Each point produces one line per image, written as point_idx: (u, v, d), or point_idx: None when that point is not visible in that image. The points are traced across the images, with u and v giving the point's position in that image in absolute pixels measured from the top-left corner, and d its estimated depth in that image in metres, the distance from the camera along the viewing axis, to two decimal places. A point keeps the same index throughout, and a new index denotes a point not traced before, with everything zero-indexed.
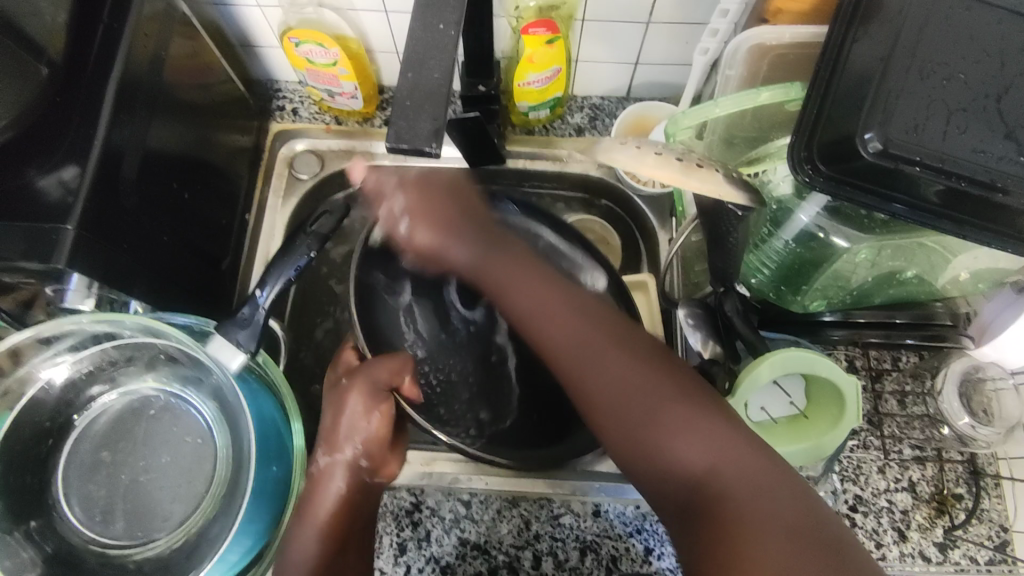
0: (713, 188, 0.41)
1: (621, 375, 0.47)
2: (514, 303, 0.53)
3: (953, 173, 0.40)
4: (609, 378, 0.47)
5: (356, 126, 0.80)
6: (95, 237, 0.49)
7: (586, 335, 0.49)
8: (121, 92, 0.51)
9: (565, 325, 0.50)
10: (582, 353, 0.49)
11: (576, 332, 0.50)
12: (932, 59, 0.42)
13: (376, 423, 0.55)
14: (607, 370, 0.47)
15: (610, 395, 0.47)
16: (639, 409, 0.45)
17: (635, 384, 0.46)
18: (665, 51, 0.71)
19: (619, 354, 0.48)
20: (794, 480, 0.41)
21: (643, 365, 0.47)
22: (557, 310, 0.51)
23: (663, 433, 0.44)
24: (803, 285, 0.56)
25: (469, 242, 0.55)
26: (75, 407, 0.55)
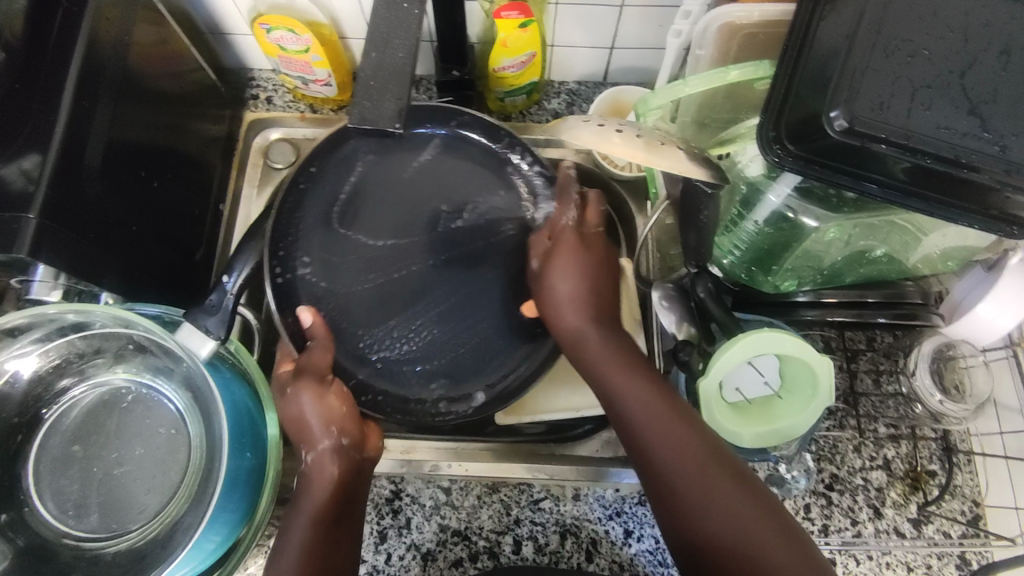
0: (677, 165, 0.40)
1: (726, 502, 0.46)
2: (592, 353, 0.55)
3: (919, 151, 0.41)
4: (720, 504, 0.46)
5: (331, 114, 0.79)
6: (59, 226, 0.48)
7: (660, 408, 0.50)
8: (84, 79, 0.50)
9: (644, 395, 0.51)
10: (686, 466, 0.47)
11: (681, 440, 0.48)
12: (897, 36, 0.42)
13: (335, 398, 0.53)
14: (711, 491, 0.46)
15: (715, 521, 0.45)
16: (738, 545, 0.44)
17: (743, 517, 0.45)
18: (640, 35, 0.70)
19: (689, 435, 0.49)
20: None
21: (706, 453, 0.48)
22: (659, 415, 0.50)
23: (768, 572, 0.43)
24: (774, 266, 0.56)
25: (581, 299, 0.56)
26: (44, 401, 0.54)
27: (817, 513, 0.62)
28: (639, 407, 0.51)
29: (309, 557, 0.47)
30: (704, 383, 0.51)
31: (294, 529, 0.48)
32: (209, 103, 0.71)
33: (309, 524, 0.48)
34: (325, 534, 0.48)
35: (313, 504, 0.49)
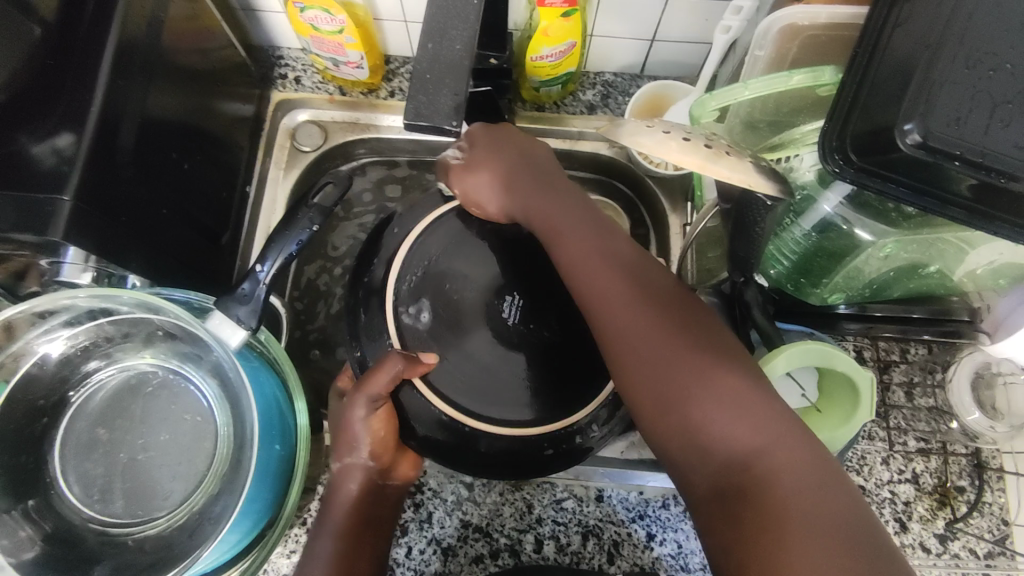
0: (741, 177, 0.38)
1: (672, 337, 0.44)
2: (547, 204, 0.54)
3: (992, 169, 0.39)
4: (669, 368, 0.43)
5: (361, 97, 0.77)
6: (92, 208, 0.47)
7: (623, 289, 0.47)
8: (120, 55, 0.49)
9: (600, 276, 0.48)
10: (630, 310, 0.46)
11: (634, 304, 0.46)
12: (980, 47, 0.39)
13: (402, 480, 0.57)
14: (664, 334, 0.44)
15: (664, 354, 0.43)
16: (700, 390, 0.41)
17: (692, 351, 0.43)
18: (683, 28, 0.68)
19: (631, 295, 0.46)
20: (813, 454, 0.38)
21: (660, 321, 0.45)
22: (589, 234, 0.51)
23: (707, 402, 0.41)
24: (823, 278, 0.54)
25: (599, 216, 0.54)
26: (70, 384, 0.53)
27: None
28: (589, 268, 0.49)
29: (336, 568, 0.52)
30: None
31: (321, 546, 0.52)
32: (238, 80, 0.70)
33: (333, 538, 0.52)
34: (356, 549, 0.53)
35: (343, 523, 0.53)
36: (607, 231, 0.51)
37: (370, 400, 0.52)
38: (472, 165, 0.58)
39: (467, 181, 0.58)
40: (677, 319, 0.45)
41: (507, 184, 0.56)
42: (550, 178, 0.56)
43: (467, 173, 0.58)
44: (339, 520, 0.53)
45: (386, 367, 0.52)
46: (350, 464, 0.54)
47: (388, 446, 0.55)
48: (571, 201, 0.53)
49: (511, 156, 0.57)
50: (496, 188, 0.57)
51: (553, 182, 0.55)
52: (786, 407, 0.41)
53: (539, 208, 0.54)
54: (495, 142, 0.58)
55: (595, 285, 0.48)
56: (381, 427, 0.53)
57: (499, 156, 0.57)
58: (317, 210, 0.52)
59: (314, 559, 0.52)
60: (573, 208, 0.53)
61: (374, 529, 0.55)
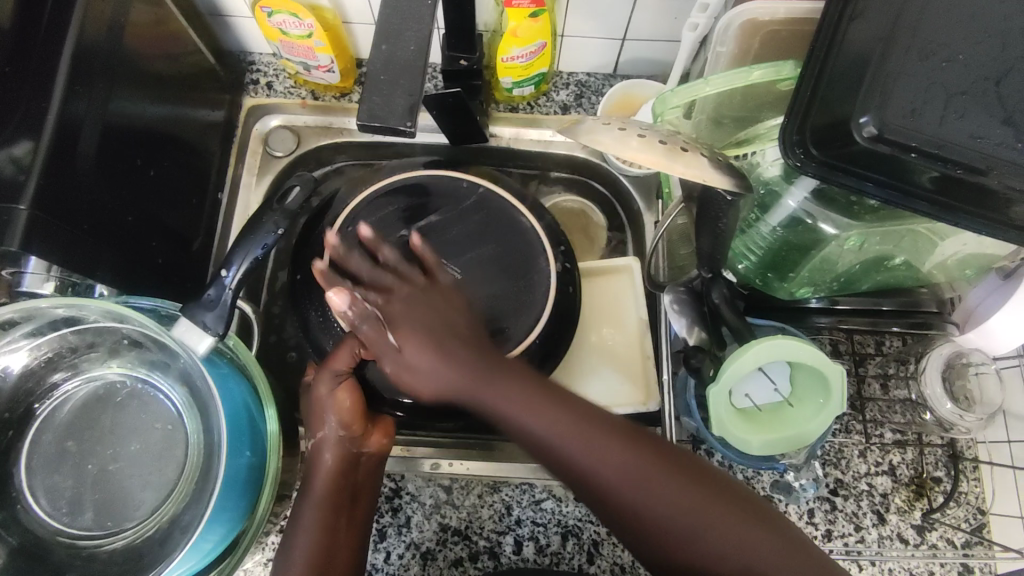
0: (697, 173, 0.39)
1: (671, 495, 0.45)
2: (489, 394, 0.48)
3: (949, 160, 0.39)
4: (641, 496, 0.46)
5: (333, 102, 0.76)
6: (52, 217, 0.46)
7: (571, 429, 0.47)
8: (78, 61, 0.48)
9: (551, 424, 0.47)
10: (590, 455, 0.46)
11: (589, 449, 0.46)
12: (932, 41, 0.40)
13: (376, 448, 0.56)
14: (661, 486, 0.46)
15: (672, 501, 0.45)
16: (674, 509, 0.45)
17: (693, 501, 0.45)
18: (653, 27, 0.68)
19: (574, 432, 0.47)
20: (775, 530, 0.45)
21: (615, 452, 0.46)
22: (504, 378, 0.49)
23: (685, 525, 0.45)
24: (790, 272, 0.54)
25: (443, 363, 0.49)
26: (36, 396, 0.53)
27: (821, 518, 0.62)
28: (555, 427, 0.47)
29: (315, 542, 0.52)
30: (715, 390, 0.50)
31: (304, 518, 0.53)
32: (207, 86, 0.69)
33: (315, 508, 0.53)
34: (334, 520, 0.53)
35: (322, 495, 0.53)
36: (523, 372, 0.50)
37: (336, 374, 0.54)
38: (400, 333, 0.49)
39: (411, 382, 0.50)
40: (630, 444, 0.47)
41: (447, 363, 0.49)
42: (443, 335, 0.49)
43: (403, 358, 0.49)
44: (314, 491, 0.54)
45: (347, 344, 0.55)
46: (322, 437, 0.55)
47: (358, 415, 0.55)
48: (491, 364, 0.49)
49: (428, 312, 0.50)
50: (430, 362, 0.49)
51: (444, 337, 0.49)
52: (743, 497, 0.46)
53: (429, 366, 0.49)
54: (410, 311, 0.50)
55: (583, 471, 0.46)
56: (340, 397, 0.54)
57: (414, 318, 0.49)
58: (283, 213, 0.52)
59: (296, 533, 0.52)
60: (471, 384, 0.48)
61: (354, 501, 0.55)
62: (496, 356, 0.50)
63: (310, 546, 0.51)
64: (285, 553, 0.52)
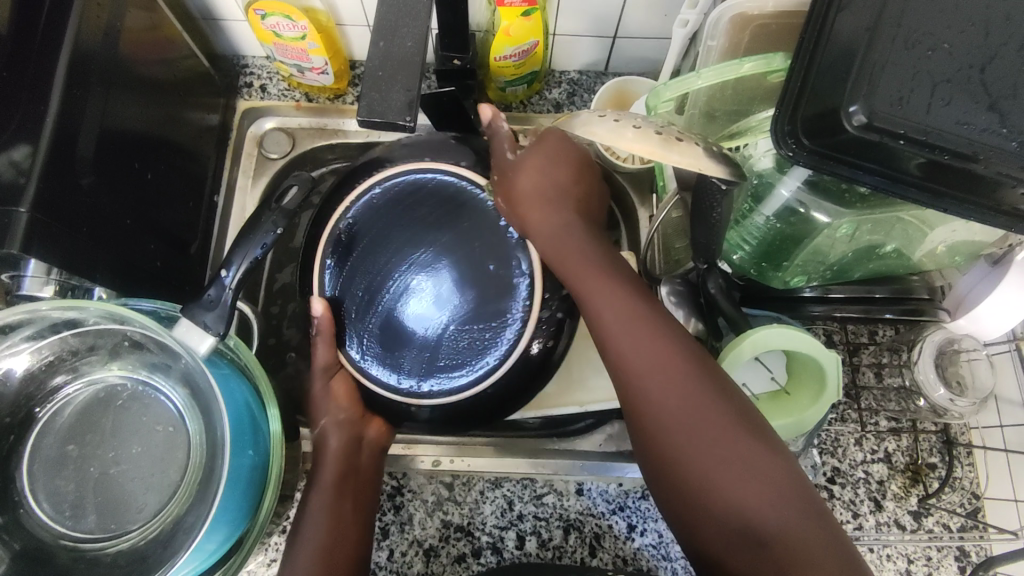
0: (693, 162, 0.40)
1: (698, 393, 0.46)
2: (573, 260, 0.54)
3: (937, 146, 0.40)
4: (691, 435, 0.45)
5: (327, 103, 0.77)
6: (51, 220, 0.46)
7: (649, 354, 0.48)
8: (76, 65, 0.49)
9: (635, 346, 0.49)
10: (659, 377, 0.47)
11: (662, 372, 0.47)
12: (918, 30, 0.41)
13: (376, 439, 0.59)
14: (688, 393, 0.46)
15: (692, 416, 0.46)
16: (717, 463, 0.44)
17: (718, 415, 0.45)
18: (643, 24, 0.69)
19: (654, 353, 0.48)
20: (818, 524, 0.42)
21: (681, 385, 0.47)
22: (602, 286, 0.52)
23: (722, 479, 0.44)
24: (783, 261, 0.55)
25: (556, 183, 0.56)
26: (37, 400, 0.52)
27: None
28: (602, 308, 0.51)
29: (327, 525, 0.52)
30: None
31: (314, 503, 0.53)
32: (202, 89, 0.69)
33: (325, 491, 0.54)
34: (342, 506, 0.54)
35: (330, 479, 0.55)
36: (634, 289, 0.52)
37: (322, 368, 0.58)
38: (513, 175, 0.56)
39: (530, 222, 0.55)
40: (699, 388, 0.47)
41: (552, 208, 0.55)
42: (554, 196, 0.56)
43: (512, 181, 0.56)
44: (322, 479, 0.55)
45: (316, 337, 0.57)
46: (324, 425, 0.57)
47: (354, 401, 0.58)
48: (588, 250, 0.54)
49: (552, 174, 0.56)
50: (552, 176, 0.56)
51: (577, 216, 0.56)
52: (796, 480, 0.44)
53: (569, 254, 0.54)
54: (548, 158, 0.56)
55: (615, 334, 0.50)
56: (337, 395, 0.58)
57: (542, 191, 0.55)
58: (281, 212, 0.52)
59: (305, 520, 0.52)
60: (574, 236, 0.55)
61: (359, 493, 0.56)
62: (611, 266, 0.54)
63: (320, 530, 0.52)
64: (294, 539, 0.52)
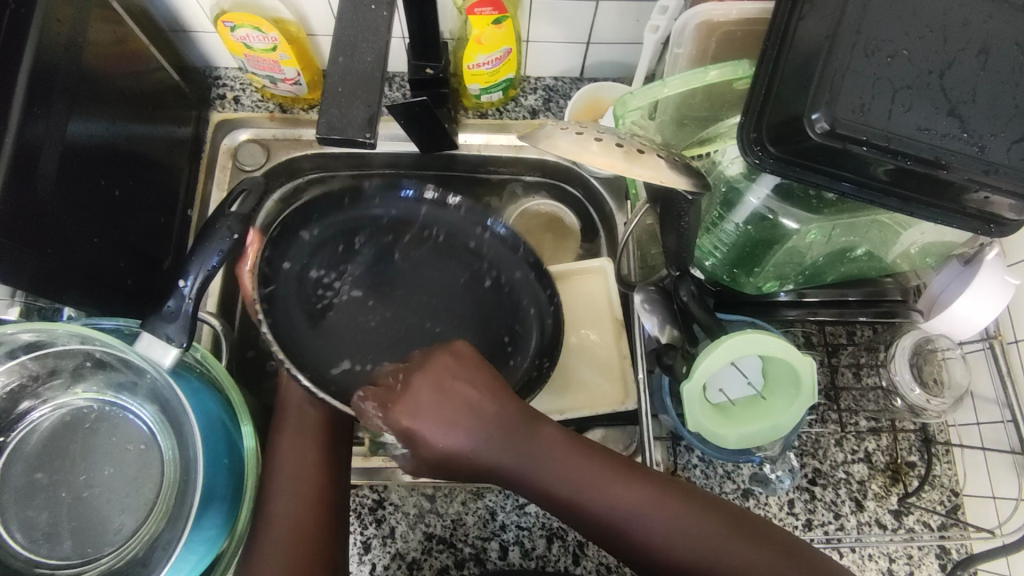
0: (656, 174, 0.40)
1: (685, 523, 0.46)
2: (505, 462, 0.47)
3: (900, 152, 0.40)
4: (692, 561, 0.45)
5: (301, 114, 0.77)
6: (13, 241, 0.46)
7: (614, 503, 0.46)
8: (35, 83, 0.48)
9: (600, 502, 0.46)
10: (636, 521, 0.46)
11: (632, 512, 0.46)
12: (876, 35, 0.41)
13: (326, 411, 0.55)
14: (674, 529, 0.45)
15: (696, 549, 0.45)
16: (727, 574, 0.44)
17: (684, 525, 0.45)
18: (616, 30, 0.69)
19: (615, 493, 0.46)
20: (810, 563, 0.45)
21: (654, 516, 0.46)
22: (538, 454, 0.47)
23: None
24: (755, 268, 0.55)
25: (447, 429, 0.46)
26: (1, 428, 0.51)
27: (801, 508, 0.63)
28: (550, 476, 0.46)
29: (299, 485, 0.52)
30: (690, 385, 0.50)
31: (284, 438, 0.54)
32: (172, 103, 0.69)
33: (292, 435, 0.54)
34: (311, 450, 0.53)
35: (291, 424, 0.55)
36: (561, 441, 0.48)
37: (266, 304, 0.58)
38: (407, 422, 0.46)
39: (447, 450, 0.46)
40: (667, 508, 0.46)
41: (463, 428, 0.47)
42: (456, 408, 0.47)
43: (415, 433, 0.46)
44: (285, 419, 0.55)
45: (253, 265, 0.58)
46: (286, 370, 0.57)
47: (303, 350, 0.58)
48: (523, 451, 0.47)
49: (434, 413, 0.46)
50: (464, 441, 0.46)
51: (503, 422, 0.47)
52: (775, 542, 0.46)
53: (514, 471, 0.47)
54: (413, 394, 0.47)
55: (593, 503, 0.46)
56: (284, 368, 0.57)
57: (422, 392, 0.47)
58: (235, 218, 0.51)
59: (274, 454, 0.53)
60: (502, 445, 0.47)
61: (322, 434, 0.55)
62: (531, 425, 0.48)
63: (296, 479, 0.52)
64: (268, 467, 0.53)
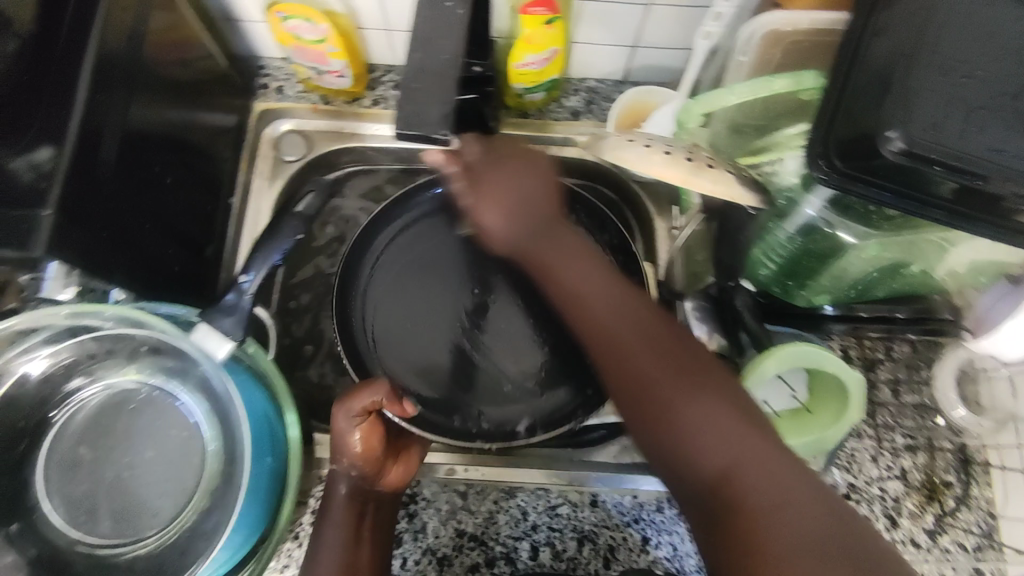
0: (724, 191, 0.40)
1: (667, 369, 0.45)
2: (536, 244, 0.52)
3: (971, 172, 0.40)
4: (660, 389, 0.45)
5: (345, 106, 0.76)
6: (75, 223, 0.46)
7: (619, 331, 0.48)
8: (101, 66, 0.48)
9: (607, 308, 0.49)
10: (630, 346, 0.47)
11: (632, 330, 0.48)
12: (954, 57, 0.41)
13: (391, 488, 0.58)
14: (660, 368, 0.46)
15: (650, 388, 0.45)
16: (701, 426, 0.43)
17: (675, 374, 0.45)
18: (666, 35, 0.69)
19: (616, 311, 0.49)
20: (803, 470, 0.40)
21: (648, 347, 0.47)
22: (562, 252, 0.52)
23: (702, 436, 0.42)
24: (808, 280, 0.55)
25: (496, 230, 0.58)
26: (52, 403, 0.52)
27: None
28: (563, 243, 0.52)
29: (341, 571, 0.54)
30: None
31: (329, 530, 0.55)
32: (219, 91, 0.69)
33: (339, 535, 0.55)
34: (353, 536, 0.55)
35: (341, 523, 0.55)
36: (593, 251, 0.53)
37: (348, 415, 0.55)
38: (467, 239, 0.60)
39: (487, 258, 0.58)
40: (668, 352, 0.47)
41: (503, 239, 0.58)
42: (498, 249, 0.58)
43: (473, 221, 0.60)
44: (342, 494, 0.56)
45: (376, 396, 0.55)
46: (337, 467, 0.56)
47: (370, 461, 0.55)
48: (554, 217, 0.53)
49: (509, 195, 0.52)
50: (513, 228, 0.52)
51: (553, 230, 0.53)
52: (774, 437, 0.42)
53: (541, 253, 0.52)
54: (483, 225, 0.59)
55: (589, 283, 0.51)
56: (363, 432, 0.55)
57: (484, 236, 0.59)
58: (300, 218, 0.52)
59: (319, 551, 0.55)
60: (534, 262, 0.53)
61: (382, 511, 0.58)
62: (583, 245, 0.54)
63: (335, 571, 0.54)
64: (313, 561, 0.54)
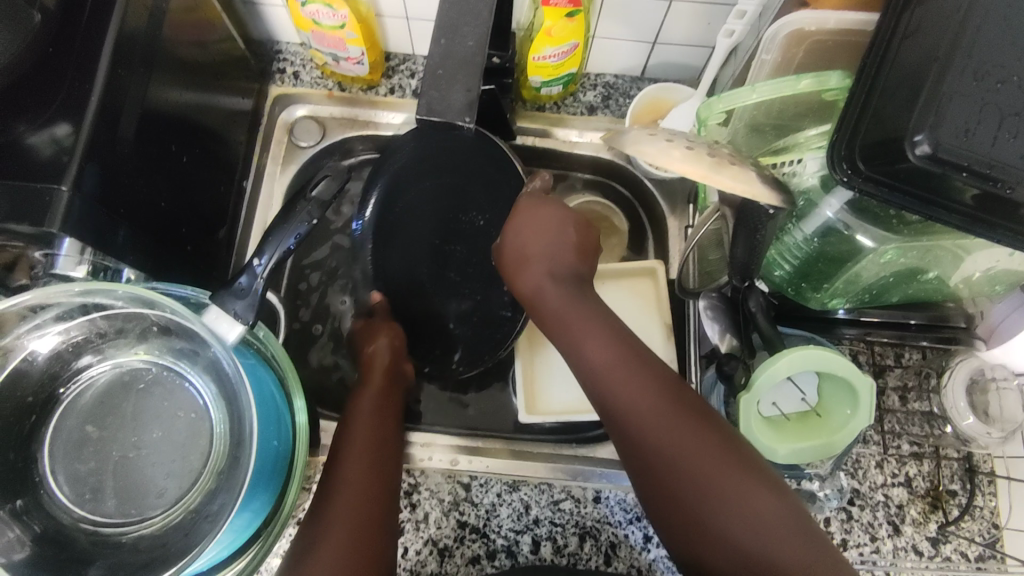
0: (744, 187, 0.39)
1: (687, 449, 0.46)
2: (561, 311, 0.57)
3: (999, 180, 0.39)
4: (683, 470, 0.46)
5: (360, 94, 0.76)
6: (92, 200, 0.46)
7: (636, 408, 0.49)
8: (122, 43, 0.48)
9: (626, 388, 0.50)
10: (648, 425, 0.48)
11: (647, 410, 0.49)
12: (988, 61, 0.39)
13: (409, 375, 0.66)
14: (679, 448, 0.47)
15: (681, 473, 0.46)
16: (727, 505, 0.44)
17: (695, 452, 0.46)
18: (686, 32, 0.69)
19: (634, 390, 0.50)
20: (818, 537, 0.43)
21: (666, 426, 0.48)
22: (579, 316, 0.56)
23: (728, 517, 0.44)
24: (823, 284, 0.55)
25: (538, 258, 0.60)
26: (61, 380, 0.52)
27: (837, 528, 0.63)
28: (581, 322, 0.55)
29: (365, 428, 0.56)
30: (746, 396, 0.50)
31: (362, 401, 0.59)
32: (236, 74, 0.69)
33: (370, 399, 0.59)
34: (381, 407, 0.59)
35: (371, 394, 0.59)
36: (610, 326, 0.55)
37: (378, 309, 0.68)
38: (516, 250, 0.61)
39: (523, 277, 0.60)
40: (685, 425, 0.48)
41: (548, 261, 0.60)
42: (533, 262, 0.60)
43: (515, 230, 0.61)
44: (370, 382, 0.61)
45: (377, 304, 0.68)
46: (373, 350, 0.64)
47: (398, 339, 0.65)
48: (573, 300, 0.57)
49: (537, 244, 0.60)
50: (538, 277, 0.59)
51: (574, 295, 0.58)
52: (790, 504, 0.44)
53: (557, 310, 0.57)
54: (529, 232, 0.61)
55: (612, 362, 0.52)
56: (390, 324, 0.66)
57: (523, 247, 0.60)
58: (315, 203, 0.51)
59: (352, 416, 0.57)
60: (561, 324, 0.57)
61: (393, 408, 0.60)
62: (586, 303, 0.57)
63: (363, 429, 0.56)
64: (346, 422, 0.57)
